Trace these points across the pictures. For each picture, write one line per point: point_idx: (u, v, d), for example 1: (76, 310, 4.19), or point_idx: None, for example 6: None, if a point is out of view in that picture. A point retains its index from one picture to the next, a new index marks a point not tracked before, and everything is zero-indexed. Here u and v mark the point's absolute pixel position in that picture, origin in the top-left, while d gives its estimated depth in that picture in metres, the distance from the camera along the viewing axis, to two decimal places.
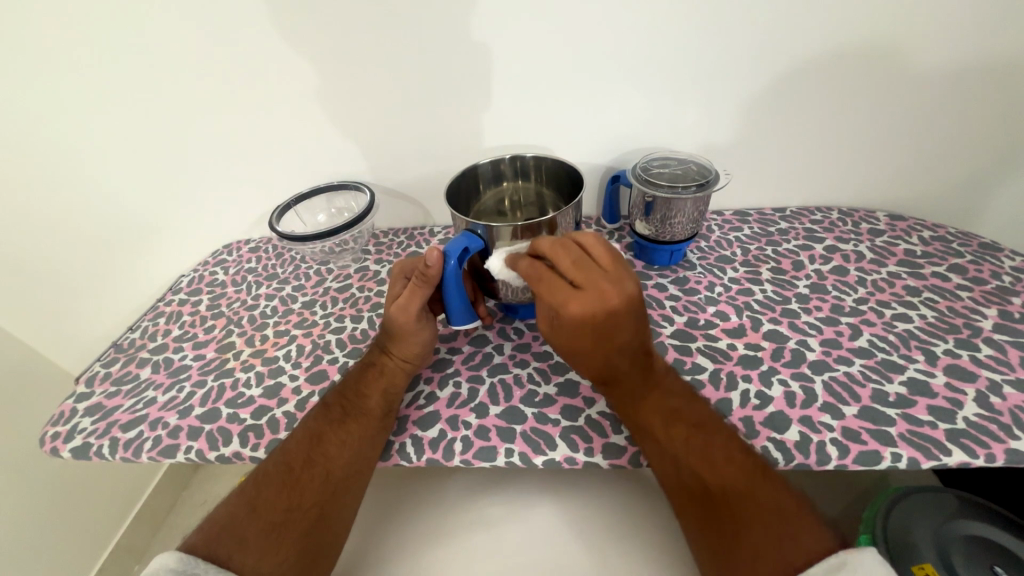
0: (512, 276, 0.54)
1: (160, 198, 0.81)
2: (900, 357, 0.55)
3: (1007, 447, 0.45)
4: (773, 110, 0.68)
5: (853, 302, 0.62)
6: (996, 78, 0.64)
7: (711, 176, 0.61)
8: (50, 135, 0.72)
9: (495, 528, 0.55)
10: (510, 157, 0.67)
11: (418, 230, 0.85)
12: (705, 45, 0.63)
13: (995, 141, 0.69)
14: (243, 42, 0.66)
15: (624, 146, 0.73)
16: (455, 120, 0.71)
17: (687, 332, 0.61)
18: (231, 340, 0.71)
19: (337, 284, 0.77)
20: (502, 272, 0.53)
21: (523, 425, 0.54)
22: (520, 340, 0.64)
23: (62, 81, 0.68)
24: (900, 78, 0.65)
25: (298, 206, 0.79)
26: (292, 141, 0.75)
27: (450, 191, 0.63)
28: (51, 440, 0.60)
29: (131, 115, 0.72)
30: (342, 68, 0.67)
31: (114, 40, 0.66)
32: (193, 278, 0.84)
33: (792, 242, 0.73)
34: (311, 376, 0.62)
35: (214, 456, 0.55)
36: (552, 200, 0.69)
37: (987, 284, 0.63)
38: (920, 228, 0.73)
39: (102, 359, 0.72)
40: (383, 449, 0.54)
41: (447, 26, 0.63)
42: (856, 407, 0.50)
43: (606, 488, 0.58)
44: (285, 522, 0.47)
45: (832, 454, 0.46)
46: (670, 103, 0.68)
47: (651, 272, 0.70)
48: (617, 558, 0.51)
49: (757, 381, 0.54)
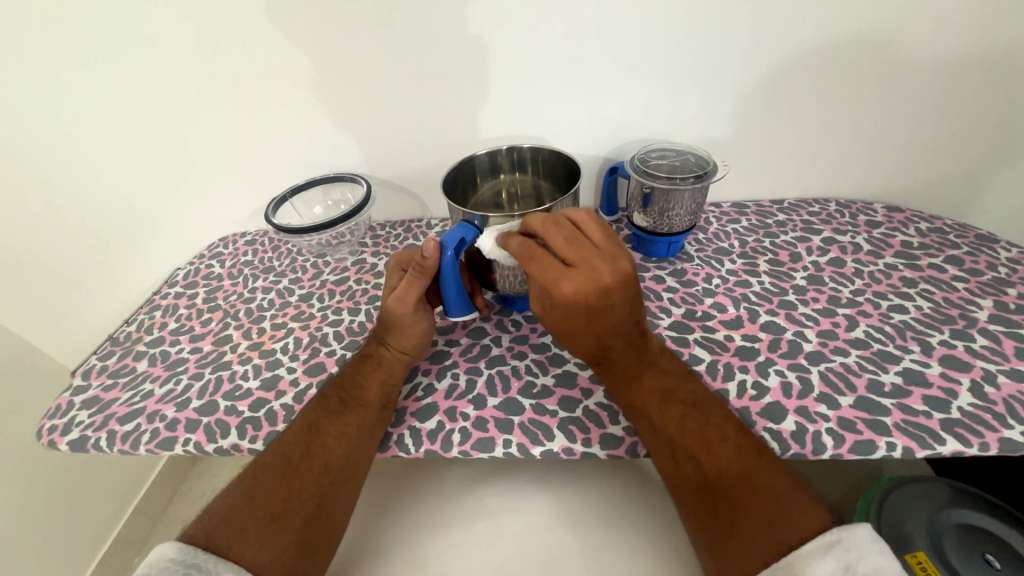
0: (503, 257, 0.53)
1: (156, 192, 0.80)
2: (896, 348, 0.55)
3: (1000, 436, 0.46)
4: (770, 103, 0.68)
5: (850, 293, 0.62)
6: (992, 70, 0.64)
7: (709, 168, 0.60)
8: (43, 127, 0.71)
9: (493, 518, 0.55)
10: (508, 148, 0.67)
11: (415, 223, 0.85)
12: (703, 38, 0.63)
13: (991, 134, 0.69)
14: (237, 38, 0.65)
15: (622, 138, 0.73)
16: (451, 112, 0.71)
17: (685, 323, 0.61)
18: (228, 333, 0.70)
19: (335, 277, 0.77)
20: (492, 252, 0.52)
21: (521, 416, 0.54)
22: (518, 332, 0.64)
23: (52, 73, 0.67)
24: (896, 71, 0.64)
25: (294, 199, 0.79)
26: (289, 136, 0.74)
27: (447, 181, 0.63)
28: (48, 433, 0.60)
29: (125, 108, 0.71)
30: (336, 61, 0.66)
31: (104, 32, 0.65)
32: (190, 271, 0.84)
33: (790, 234, 0.73)
34: (309, 369, 0.62)
35: (213, 448, 0.55)
36: (549, 192, 0.69)
37: (983, 275, 0.63)
38: (917, 220, 0.73)
39: (99, 351, 0.71)
40: (382, 441, 0.54)
41: (443, 17, 0.62)
42: (852, 397, 0.51)
43: (604, 479, 0.59)
44: (285, 512, 0.47)
45: (827, 444, 0.47)
46: (667, 96, 0.68)
47: (649, 264, 0.70)
48: (616, 547, 0.52)
49: (754, 372, 0.54)
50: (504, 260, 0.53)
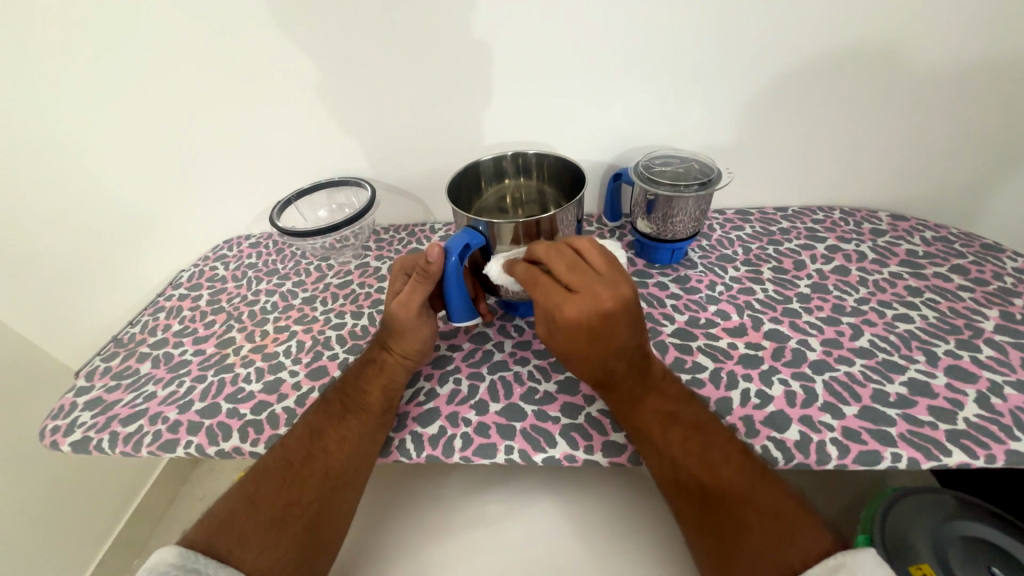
0: (510, 282, 0.55)
1: (161, 194, 0.80)
2: (901, 357, 0.55)
3: (1007, 448, 0.45)
4: (774, 110, 0.68)
5: (855, 302, 0.62)
6: (998, 78, 0.63)
7: (713, 175, 0.60)
8: (51, 128, 0.72)
9: (495, 525, 0.55)
10: (512, 154, 0.67)
11: (419, 227, 0.85)
12: (708, 44, 0.63)
13: (997, 142, 0.69)
14: (244, 42, 0.66)
15: (626, 144, 0.73)
16: (456, 117, 0.71)
17: (688, 330, 0.61)
18: (231, 335, 0.70)
19: (338, 280, 0.77)
20: (500, 278, 0.54)
21: (523, 422, 0.54)
22: (521, 337, 0.64)
23: (61, 75, 0.68)
24: (902, 79, 0.64)
25: (298, 202, 0.79)
26: (294, 139, 0.75)
27: (451, 187, 0.63)
28: (51, 434, 0.60)
29: (132, 110, 0.72)
30: (341, 64, 0.67)
31: (113, 35, 0.65)
32: (193, 272, 0.84)
33: (794, 242, 0.72)
34: (311, 372, 0.62)
35: (214, 451, 0.55)
36: (553, 198, 0.69)
37: (989, 285, 0.63)
38: (922, 228, 0.72)
39: (102, 353, 0.71)
40: (383, 445, 0.54)
41: (449, 23, 0.63)
42: (857, 407, 0.50)
43: (606, 486, 0.58)
44: (284, 517, 0.46)
45: (832, 454, 0.46)
46: (671, 101, 0.68)
47: (652, 270, 0.70)
48: (617, 555, 0.52)
49: (757, 380, 0.54)
50: (511, 285, 0.55)
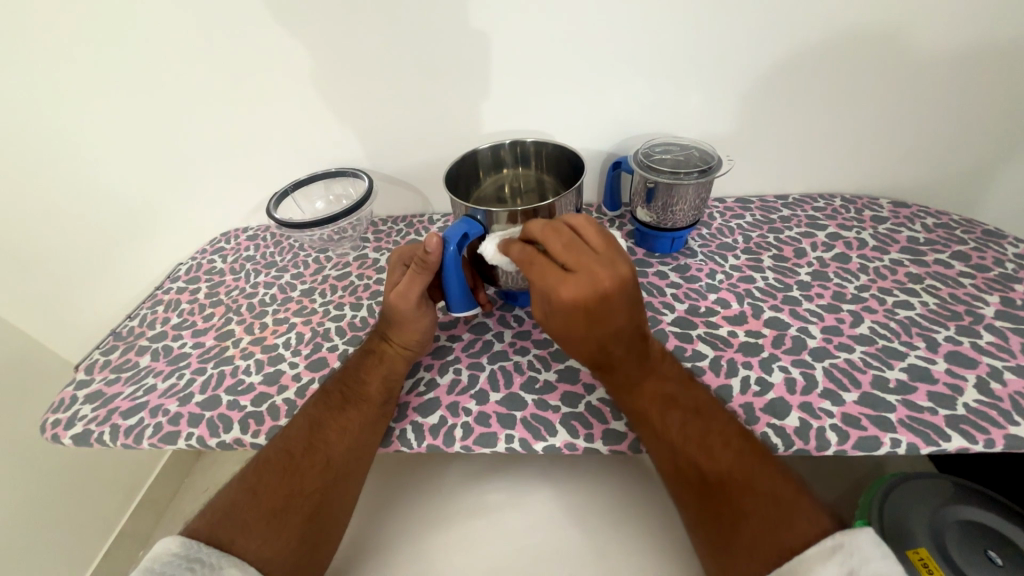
0: (506, 270, 0.54)
1: (159, 187, 0.80)
2: (900, 344, 0.55)
3: (1005, 433, 0.46)
4: (774, 100, 0.67)
5: (855, 289, 0.62)
6: (1000, 66, 0.63)
7: (713, 162, 0.60)
8: (47, 123, 0.71)
9: (496, 513, 0.55)
10: (510, 143, 0.66)
11: (418, 218, 0.84)
12: (708, 33, 0.62)
13: (999, 128, 0.68)
14: (239, 35, 0.65)
15: (625, 133, 0.72)
16: (454, 107, 0.70)
17: (688, 319, 0.61)
18: (231, 328, 0.70)
19: (337, 272, 0.77)
20: (493, 253, 0.52)
21: (523, 412, 0.54)
22: (520, 327, 0.64)
23: (56, 69, 0.67)
24: (904, 66, 0.64)
25: (296, 194, 0.78)
26: (292, 131, 0.74)
27: (449, 176, 0.63)
28: (52, 428, 0.60)
29: (129, 104, 0.71)
30: (340, 58, 0.66)
31: (110, 28, 0.65)
32: (191, 265, 0.84)
33: (794, 230, 0.72)
34: (311, 364, 0.62)
35: (215, 442, 0.55)
36: (552, 186, 0.68)
37: (989, 271, 0.62)
38: (923, 215, 0.72)
39: (102, 346, 0.71)
40: (383, 436, 0.54)
41: (447, 12, 0.62)
42: (856, 394, 0.50)
43: (606, 475, 0.59)
44: (287, 508, 0.47)
45: (831, 440, 0.47)
46: (670, 90, 0.67)
47: (652, 259, 0.70)
48: (618, 541, 0.52)
49: (757, 368, 0.54)
50: (507, 265, 0.54)
